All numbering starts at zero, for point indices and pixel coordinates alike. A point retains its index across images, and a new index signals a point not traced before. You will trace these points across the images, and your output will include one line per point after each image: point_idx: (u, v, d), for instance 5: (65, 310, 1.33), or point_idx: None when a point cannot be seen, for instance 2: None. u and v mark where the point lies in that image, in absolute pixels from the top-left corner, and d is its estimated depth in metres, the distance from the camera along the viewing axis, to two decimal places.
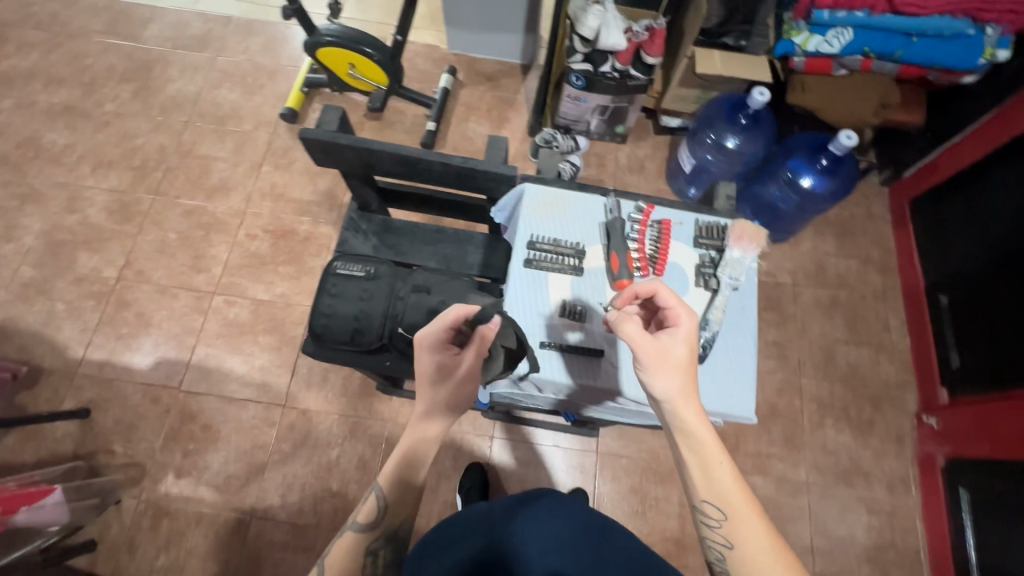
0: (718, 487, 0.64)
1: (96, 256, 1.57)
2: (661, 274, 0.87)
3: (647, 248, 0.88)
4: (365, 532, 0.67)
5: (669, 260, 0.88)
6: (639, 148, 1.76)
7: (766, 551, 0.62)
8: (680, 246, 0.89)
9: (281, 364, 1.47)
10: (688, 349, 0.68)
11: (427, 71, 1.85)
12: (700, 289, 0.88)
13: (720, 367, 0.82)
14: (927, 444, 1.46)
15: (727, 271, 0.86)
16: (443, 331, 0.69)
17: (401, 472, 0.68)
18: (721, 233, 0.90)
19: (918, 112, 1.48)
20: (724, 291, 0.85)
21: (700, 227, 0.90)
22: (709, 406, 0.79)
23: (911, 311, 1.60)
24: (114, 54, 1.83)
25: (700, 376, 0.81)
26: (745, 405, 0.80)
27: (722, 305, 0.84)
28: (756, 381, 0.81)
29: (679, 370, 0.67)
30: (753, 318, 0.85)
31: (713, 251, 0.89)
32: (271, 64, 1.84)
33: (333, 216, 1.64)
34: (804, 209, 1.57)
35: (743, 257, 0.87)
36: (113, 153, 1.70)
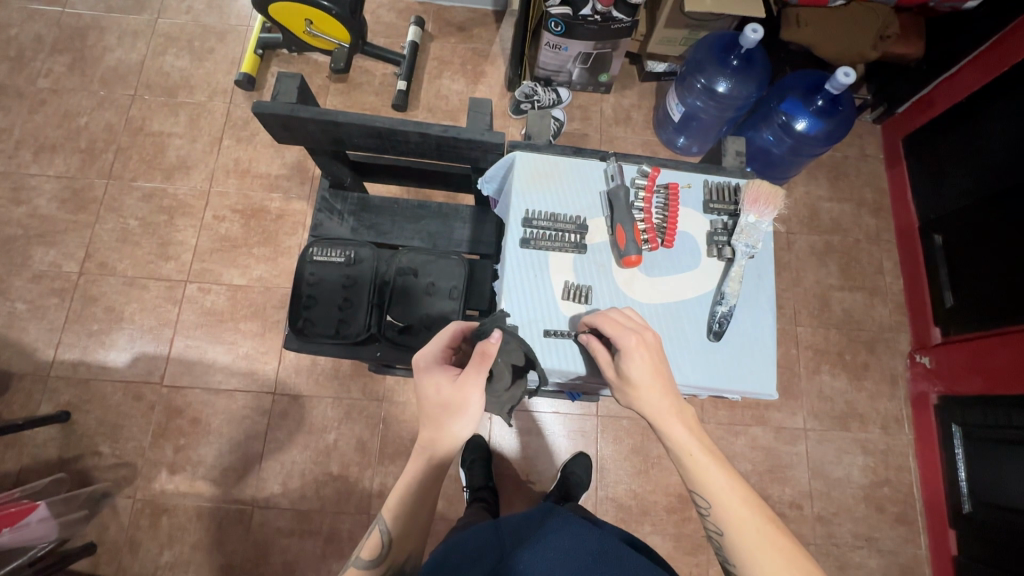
0: (699, 480, 0.64)
1: (52, 250, 1.46)
2: (671, 245, 0.82)
3: (654, 218, 0.82)
4: (370, 569, 0.64)
5: (679, 229, 0.83)
6: (625, 98, 1.66)
7: (757, 537, 0.60)
8: (689, 213, 0.84)
9: (267, 350, 1.41)
10: (641, 364, 0.66)
11: (392, 23, 1.70)
12: (713, 258, 0.83)
13: (736, 342, 0.79)
14: (920, 383, 1.47)
15: (742, 239, 0.80)
16: (441, 349, 0.67)
17: (404, 505, 0.65)
18: (733, 196, 0.84)
19: (917, 43, 1.40)
20: (740, 260, 0.80)
21: (709, 190, 0.84)
22: (726, 383, 0.77)
23: (904, 252, 1.59)
24: (41, 21, 1.64)
25: (716, 352, 0.78)
26: (765, 380, 0.77)
27: (738, 276, 0.79)
28: (775, 353, 0.79)
29: (637, 385, 0.66)
30: (770, 287, 0.81)
31: (725, 216, 0.84)
32: (220, 24, 1.67)
33: (306, 190, 1.54)
34: (798, 153, 1.50)
35: (759, 222, 0.81)
36: (55, 135, 1.55)
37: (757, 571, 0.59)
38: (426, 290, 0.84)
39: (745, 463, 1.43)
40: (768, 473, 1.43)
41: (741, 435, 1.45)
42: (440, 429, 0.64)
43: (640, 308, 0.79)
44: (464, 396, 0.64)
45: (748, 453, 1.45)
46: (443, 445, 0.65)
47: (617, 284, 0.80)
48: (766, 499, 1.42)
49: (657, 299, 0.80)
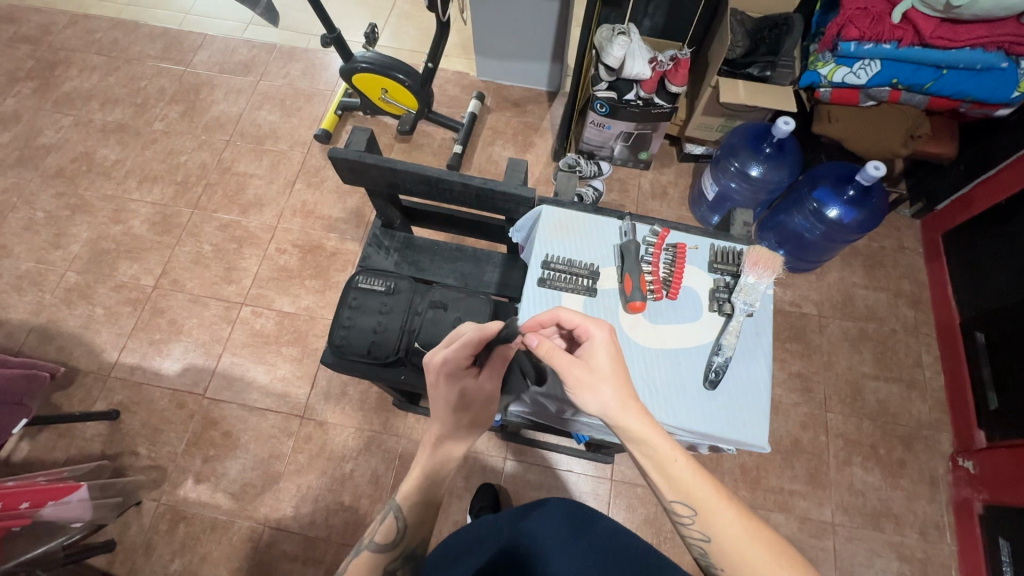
0: (677, 483, 0.62)
1: (136, 265, 1.65)
2: (675, 297, 0.86)
3: (661, 271, 0.88)
4: (382, 552, 0.67)
5: (683, 284, 0.88)
6: (663, 175, 1.77)
7: (742, 536, 0.59)
8: (694, 270, 0.89)
9: (302, 375, 1.50)
10: (611, 357, 0.67)
11: (456, 96, 1.92)
12: (714, 313, 0.86)
13: (733, 392, 0.80)
14: (964, 489, 1.38)
15: (741, 297, 0.84)
16: (462, 357, 0.69)
17: (420, 489, 0.69)
18: (736, 259, 0.89)
19: (949, 144, 1.44)
20: (738, 316, 0.84)
21: (715, 252, 0.90)
22: (720, 431, 0.77)
23: (945, 347, 1.54)
24: (166, 77, 1.95)
25: (710, 402, 0.79)
26: (758, 432, 0.78)
27: (736, 331, 0.83)
28: (770, 409, 0.80)
29: (606, 379, 0.65)
30: (767, 345, 0.83)
31: (728, 276, 0.88)
32: (309, 88, 1.93)
33: (360, 232, 1.69)
34: (832, 239, 1.54)
35: (758, 283, 0.85)
36: (159, 168, 1.80)
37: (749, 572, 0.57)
38: (452, 324, 0.91)
39: None
40: None
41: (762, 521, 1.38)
42: (452, 430, 0.70)
43: (641, 351, 0.82)
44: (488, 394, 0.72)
45: None
46: (458, 440, 0.71)
47: (621, 327, 0.84)
48: None
49: (659, 345, 0.83)
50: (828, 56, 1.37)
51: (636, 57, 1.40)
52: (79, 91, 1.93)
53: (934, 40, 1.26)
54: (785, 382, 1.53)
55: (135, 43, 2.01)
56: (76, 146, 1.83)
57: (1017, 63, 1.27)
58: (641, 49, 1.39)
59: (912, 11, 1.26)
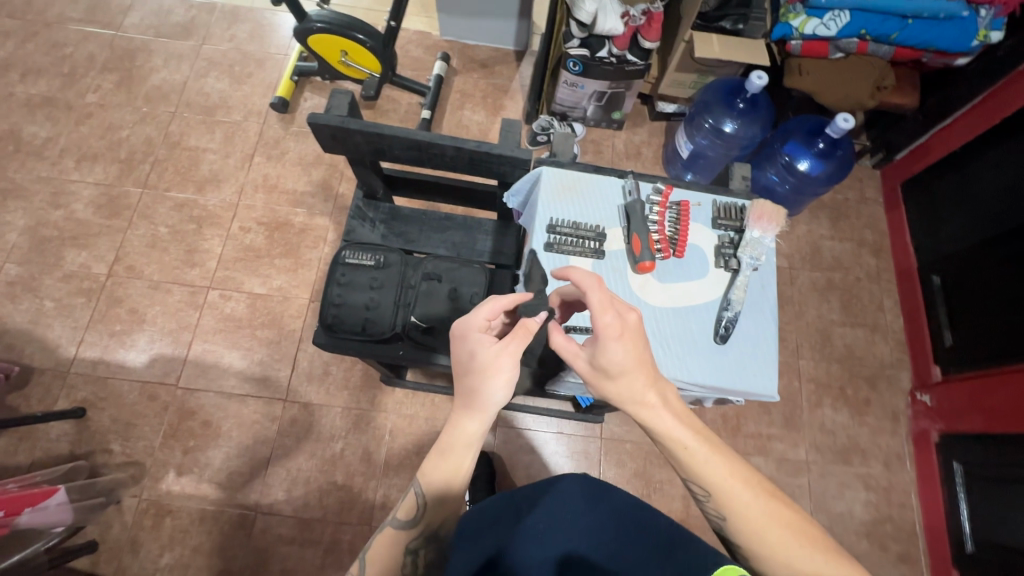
0: (694, 469, 0.63)
1: (84, 252, 1.53)
2: (682, 255, 0.87)
3: (667, 230, 0.88)
4: (405, 528, 0.67)
5: (689, 242, 0.88)
6: (636, 135, 1.76)
7: (762, 520, 0.60)
8: (699, 227, 0.90)
9: (281, 358, 1.45)
10: (620, 352, 0.64)
11: (420, 58, 1.82)
12: (720, 269, 0.88)
13: (742, 346, 0.82)
14: (921, 421, 1.49)
15: (747, 252, 0.86)
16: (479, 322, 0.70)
17: (439, 467, 0.66)
18: (739, 214, 0.90)
19: (912, 95, 1.48)
20: (745, 271, 0.85)
21: (718, 208, 0.90)
22: (733, 383, 0.80)
23: (905, 291, 1.63)
24: (94, 42, 1.77)
25: (720, 357, 0.82)
26: (768, 383, 0.81)
27: (744, 285, 0.84)
28: (777, 359, 0.82)
29: (619, 372, 0.65)
30: (773, 298, 0.86)
31: (732, 231, 0.89)
32: (259, 52, 1.79)
33: (329, 206, 1.61)
34: (800, 192, 1.58)
35: (763, 238, 0.86)
36: (98, 145, 1.65)
37: (764, 551, 0.59)
38: (448, 295, 0.89)
39: None
40: None
41: None
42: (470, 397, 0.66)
43: (652, 311, 0.83)
44: (499, 364, 0.66)
45: None
46: (473, 417, 0.66)
47: (632, 288, 0.84)
48: None
49: (670, 303, 0.84)
50: (799, 8, 1.36)
51: (608, 12, 1.34)
52: None
53: None
54: None
55: (53, 4, 1.80)
56: None
57: (978, 12, 1.32)
58: (614, 3, 1.33)
59: None
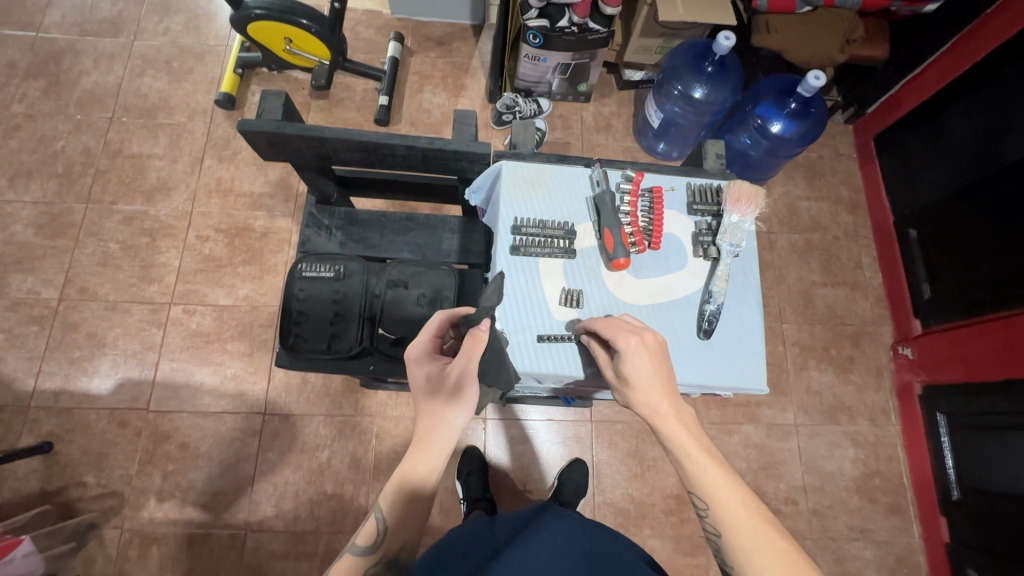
0: (695, 478, 0.62)
1: (31, 277, 1.43)
2: (657, 247, 0.83)
3: (640, 221, 0.83)
4: (365, 556, 0.63)
5: (664, 231, 0.84)
6: (604, 106, 1.69)
7: (754, 536, 0.57)
8: (674, 214, 0.85)
9: (255, 370, 1.39)
10: (639, 368, 0.64)
11: (371, 40, 1.71)
12: (699, 258, 0.84)
13: (725, 339, 0.80)
14: (904, 374, 1.51)
15: (726, 238, 0.82)
16: (429, 341, 0.68)
17: (402, 488, 0.64)
18: (715, 197, 0.86)
19: (882, 46, 1.44)
20: (725, 259, 0.81)
21: (692, 192, 0.86)
22: (718, 378, 0.78)
23: (882, 247, 1.63)
24: (14, 47, 1.62)
25: (705, 353, 0.79)
26: (755, 374, 0.79)
27: (725, 275, 0.81)
28: (764, 349, 0.80)
29: (636, 386, 0.64)
30: (755, 285, 0.83)
31: (709, 217, 0.86)
32: (198, 45, 1.67)
33: (290, 207, 1.53)
34: (775, 155, 1.55)
35: (742, 222, 0.82)
36: (31, 161, 1.53)
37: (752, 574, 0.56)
38: (417, 302, 0.85)
39: (739, 461, 1.45)
40: (762, 470, 1.44)
41: (734, 434, 1.46)
42: (436, 416, 0.64)
43: (630, 309, 0.80)
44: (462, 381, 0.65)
45: (741, 450, 1.46)
46: (436, 438, 0.64)
47: (607, 287, 0.81)
48: (762, 495, 1.43)
49: (648, 300, 0.81)
50: None
51: None
52: None
53: None
54: None
55: None
56: None
57: None
58: None
59: None
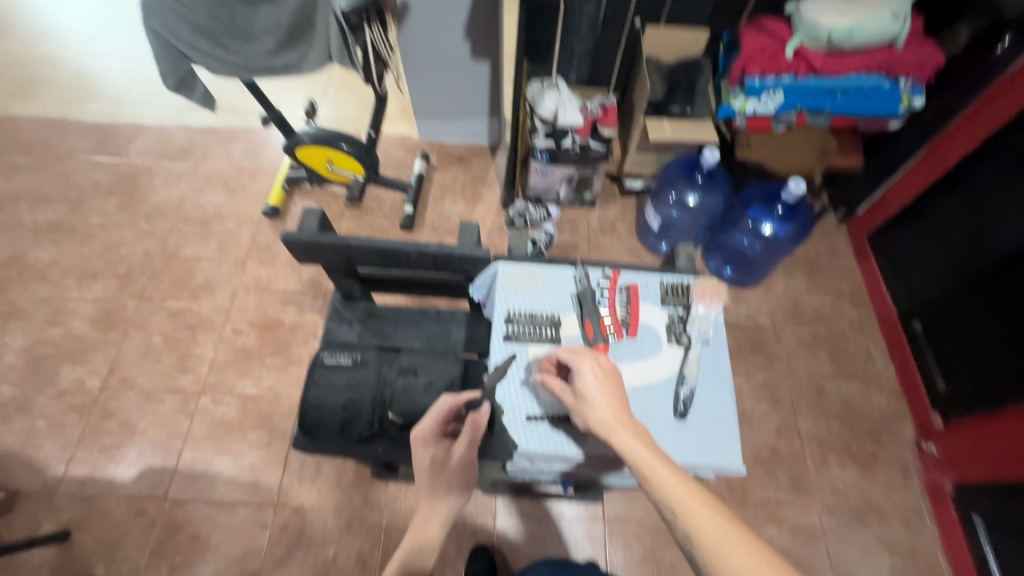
0: (657, 488, 0.64)
1: (79, 367, 1.56)
2: (635, 335, 0.90)
3: (618, 312, 0.91)
4: None
5: (641, 322, 0.92)
6: (609, 211, 1.85)
7: (716, 531, 0.60)
8: (650, 307, 0.93)
9: (272, 460, 1.43)
10: (597, 383, 0.74)
11: (401, 159, 1.97)
12: (673, 346, 0.90)
13: (702, 420, 0.84)
14: (932, 472, 1.45)
15: (695, 327, 0.90)
16: (435, 424, 0.76)
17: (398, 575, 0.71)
18: (685, 291, 0.95)
19: (856, 155, 1.57)
20: (695, 346, 0.89)
21: (665, 288, 0.95)
22: (696, 459, 0.81)
23: (891, 340, 1.65)
24: (101, 170, 1.91)
25: (684, 437, 0.82)
26: (732, 456, 0.81)
27: (696, 360, 0.87)
28: (739, 432, 0.84)
29: (593, 402, 0.72)
30: (726, 370, 0.88)
31: (680, 308, 0.93)
32: (253, 166, 1.94)
33: (318, 303, 1.67)
34: (771, 252, 1.67)
35: (708, 312, 0.91)
36: (98, 263, 1.73)
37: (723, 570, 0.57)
38: (424, 389, 0.92)
39: None
40: None
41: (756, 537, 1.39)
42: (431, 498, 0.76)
43: None
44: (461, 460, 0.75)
45: None
46: (432, 522, 0.75)
47: None
48: None
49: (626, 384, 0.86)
50: (738, 91, 1.43)
51: (567, 107, 1.52)
52: (5, 194, 1.85)
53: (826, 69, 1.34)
54: (755, 394, 1.58)
55: (64, 140, 1.98)
56: (6, 250, 1.74)
57: (898, 82, 1.38)
58: (572, 101, 1.52)
59: (802, 47, 1.35)
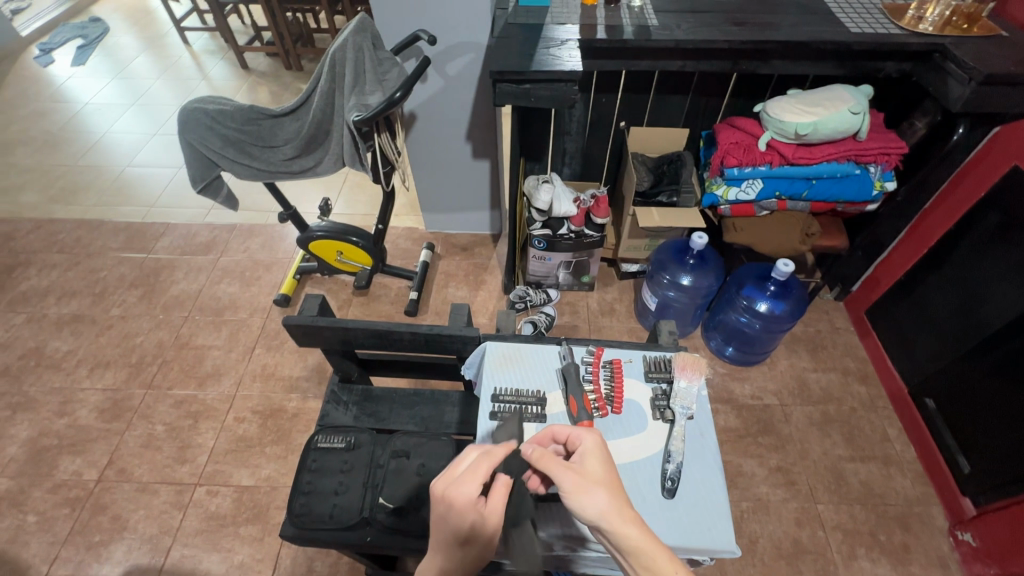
0: None
1: (79, 458, 1.55)
2: (620, 411, 0.90)
3: (602, 388, 0.92)
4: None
5: (626, 397, 0.92)
6: (607, 293, 1.91)
7: None
8: (633, 382, 0.95)
9: (263, 558, 1.37)
10: (601, 461, 0.66)
11: (408, 249, 2.08)
12: (659, 421, 0.90)
13: (691, 497, 0.82)
14: (974, 565, 1.33)
15: (679, 402, 0.89)
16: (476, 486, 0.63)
17: None
18: (667, 366, 0.96)
19: (839, 235, 1.67)
20: (679, 420, 0.88)
21: (648, 362, 0.97)
22: (684, 541, 0.77)
23: (905, 418, 1.59)
24: (127, 265, 2.04)
25: (675, 515, 0.80)
26: (724, 535, 0.78)
27: (681, 435, 0.87)
28: (730, 509, 0.81)
29: (605, 482, 0.63)
30: (713, 444, 0.87)
31: (664, 382, 0.94)
32: (268, 258, 2.06)
33: (322, 389, 1.69)
34: (771, 331, 1.67)
35: (690, 386, 0.91)
36: (112, 353, 1.79)
37: None
38: (416, 472, 0.92)
39: None
40: None
41: None
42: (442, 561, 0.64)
43: None
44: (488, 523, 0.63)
45: None
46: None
47: None
48: None
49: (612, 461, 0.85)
50: (720, 180, 1.55)
51: (562, 198, 1.63)
52: (36, 289, 1.97)
53: (797, 159, 1.46)
54: (768, 478, 1.51)
55: (98, 239, 2.13)
56: (26, 342, 1.82)
57: (868, 169, 1.48)
58: (566, 192, 1.63)
59: (773, 140, 1.47)
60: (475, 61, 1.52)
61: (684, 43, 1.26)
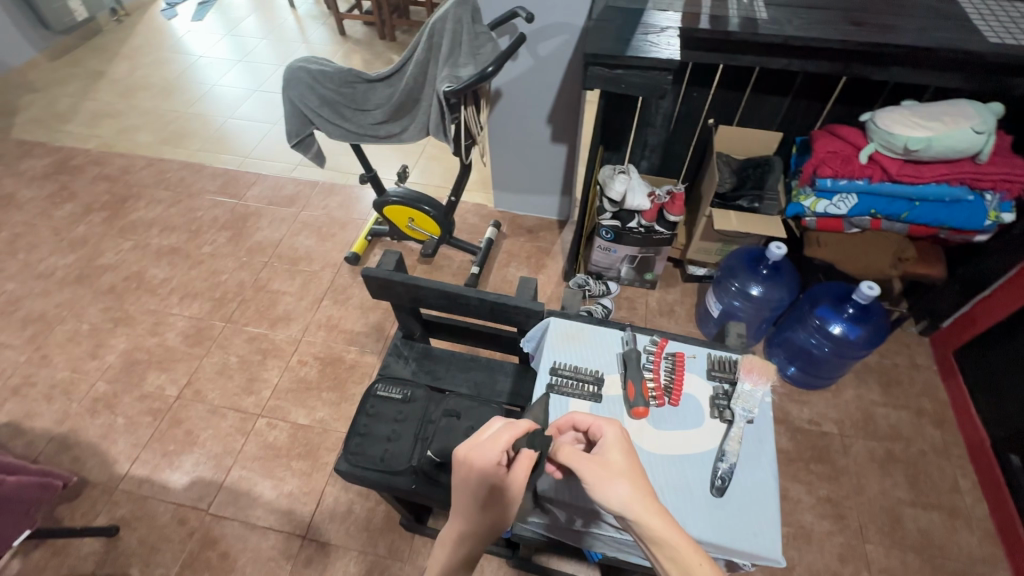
0: None
1: (163, 375, 1.72)
2: (677, 403, 0.89)
3: (662, 378, 0.91)
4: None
5: (684, 390, 0.91)
6: (669, 294, 1.86)
7: None
8: (694, 377, 0.93)
9: (309, 492, 1.47)
10: (624, 451, 0.67)
11: (475, 224, 2.12)
12: (716, 420, 0.88)
13: (740, 500, 0.80)
14: None
15: (740, 404, 0.87)
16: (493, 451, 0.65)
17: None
18: (732, 367, 0.93)
19: (937, 265, 1.53)
20: (738, 423, 0.86)
21: (713, 360, 0.95)
22: (725, 541, 0.76)
23: (982, 472, 1.46)
24: (221, 208, 2.22)
25: (720, 515, 0.78)
26: (769, 544, 0.76)
27: (738, 437, 0.84)
28: (779, 519, 0.78)
29: (627, 473, 0.64)
30: (770, 451, 0.84)
31: (726, 383, 0.92)
32: (344, 217, 2.17)
33: (379, 346, 1.77)
34: (842, 355, 1.59)
35: (754, 390, 0.88)
36: (200, 286, 1.96)
37: None
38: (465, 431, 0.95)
39: None
40: None
41: None
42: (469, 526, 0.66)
43: (647, 458, 0.83)
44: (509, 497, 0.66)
45: None
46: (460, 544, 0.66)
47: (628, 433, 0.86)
48: None
49: (662, 452, 0.84)
50: (809, 190, 1.46)
51: (636, 191, 1.58)
52: (143, 220, 2.18)
53: (902, 177, 1.35)
54: (815, 507, 1.44)
55: (198, 181, 2.33)
56: (130, 266, 2.03)
57: (983, 196, 1.35)
58: (641, 185, 1.58)
59: (877, 153, 1.37)
60: (569, 43, 1.52)
61: (793, 41, 1.19)
